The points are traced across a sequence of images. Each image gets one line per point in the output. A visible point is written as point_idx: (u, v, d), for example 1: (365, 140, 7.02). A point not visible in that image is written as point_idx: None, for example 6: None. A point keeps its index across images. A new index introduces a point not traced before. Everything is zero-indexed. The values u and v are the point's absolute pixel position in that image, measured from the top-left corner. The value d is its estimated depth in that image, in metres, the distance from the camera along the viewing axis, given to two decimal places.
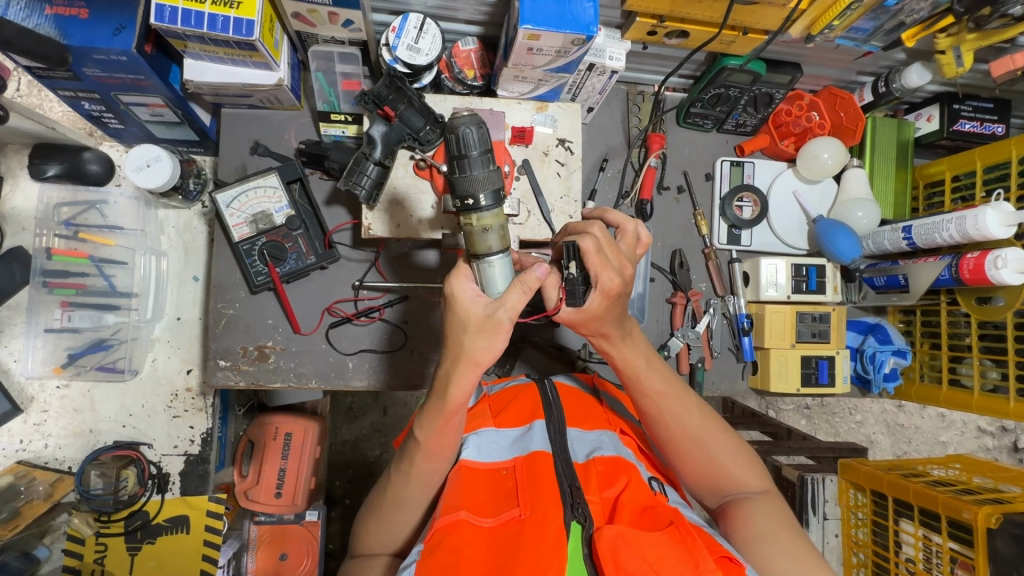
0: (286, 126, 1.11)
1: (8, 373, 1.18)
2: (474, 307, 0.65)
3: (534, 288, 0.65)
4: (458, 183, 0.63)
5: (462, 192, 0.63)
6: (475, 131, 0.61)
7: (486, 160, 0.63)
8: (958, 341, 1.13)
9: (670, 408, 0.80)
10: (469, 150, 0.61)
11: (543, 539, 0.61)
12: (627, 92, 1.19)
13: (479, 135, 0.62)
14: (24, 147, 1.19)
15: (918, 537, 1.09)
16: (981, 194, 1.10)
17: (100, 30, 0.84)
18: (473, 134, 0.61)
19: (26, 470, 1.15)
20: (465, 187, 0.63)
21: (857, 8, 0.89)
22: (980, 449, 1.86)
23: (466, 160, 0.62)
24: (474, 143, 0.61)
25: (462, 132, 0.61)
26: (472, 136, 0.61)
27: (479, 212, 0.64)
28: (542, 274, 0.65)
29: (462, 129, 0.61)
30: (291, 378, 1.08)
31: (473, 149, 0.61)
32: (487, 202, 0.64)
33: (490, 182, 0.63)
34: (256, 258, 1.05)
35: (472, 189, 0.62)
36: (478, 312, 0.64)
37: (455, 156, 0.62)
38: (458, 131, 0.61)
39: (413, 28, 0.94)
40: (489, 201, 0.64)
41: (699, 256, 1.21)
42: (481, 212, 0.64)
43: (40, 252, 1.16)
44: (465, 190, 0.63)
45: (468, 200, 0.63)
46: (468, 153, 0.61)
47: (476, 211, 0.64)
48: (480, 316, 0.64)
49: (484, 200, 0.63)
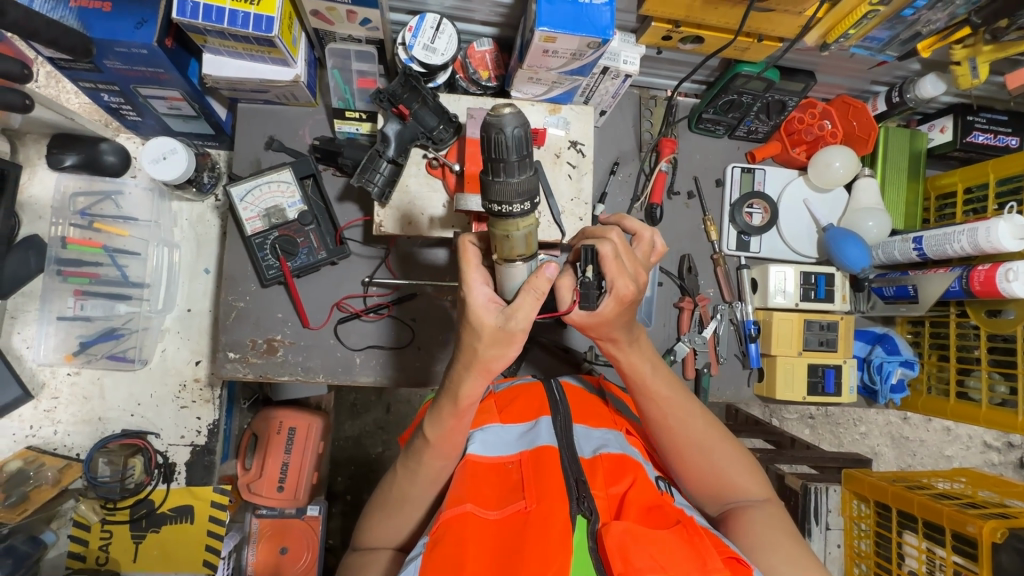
0: (301, 122, 1.12)
1: (21, 359, 1.20)
2: (486, 316, 0.65)
3: (545, 292, 0.64)
4: (494, 188, 0.55)
5: (497, 197, 0.56)
6: (518, 130, 0.52)
7: (526, 165, 0.54)
8: (966, 353, 1.13)
9: (673, 413, 0.81)
10: (508, 155, 0.53)
11: (549, 531, 0.61)
12: (639, 96, 1.20)
13: (521, 136, 0.52)
14: (43, 137, 1.21)
15: (922, 550, 1.09)
16: (994, 206, 1.09)
17: (122, 23, 0.86)
18: (515, 134, 0.52)
19: (36, 455, 1.17)
20: (500, 193, 0.56)
21: (873, 17, 0.89)
22: (986, 464, 1.85)
23: (505, 164, 0.53)
24: (514, 146, 0.52)
25: (504, 135, 0.51)
26: (513, 139, 0.52)
27: (514, 219, 0.58)
28: (552, 275, 0.63)
29: (504, 130, 0.51)
30: (299, 371, 1.08)
31: (512, 153, 0.53)
32: (523, 208, 0.57)
33: (528, 187, 0.56)
34: (267, 252, 1.06)
35: (507, 196, 0.55)
36: (491, 322, 0.64)
37: (491, 158, 0.53)
38: (497, 130, 0.51)
39: (430, 28, 0.95)
40: (524, 207, 0.57)
41: (708, 262, 1.21)
42: (516, 217, 0.58)
43: (56, 240, 1.17)
44: (501, 196, 0.55)
45: (503, 206, 0.56)
46: (505, 157, 0.53)
47: (512, 217, 0.58)
48: (493, 327, 0.64)
49: (520, 206, 0.57)
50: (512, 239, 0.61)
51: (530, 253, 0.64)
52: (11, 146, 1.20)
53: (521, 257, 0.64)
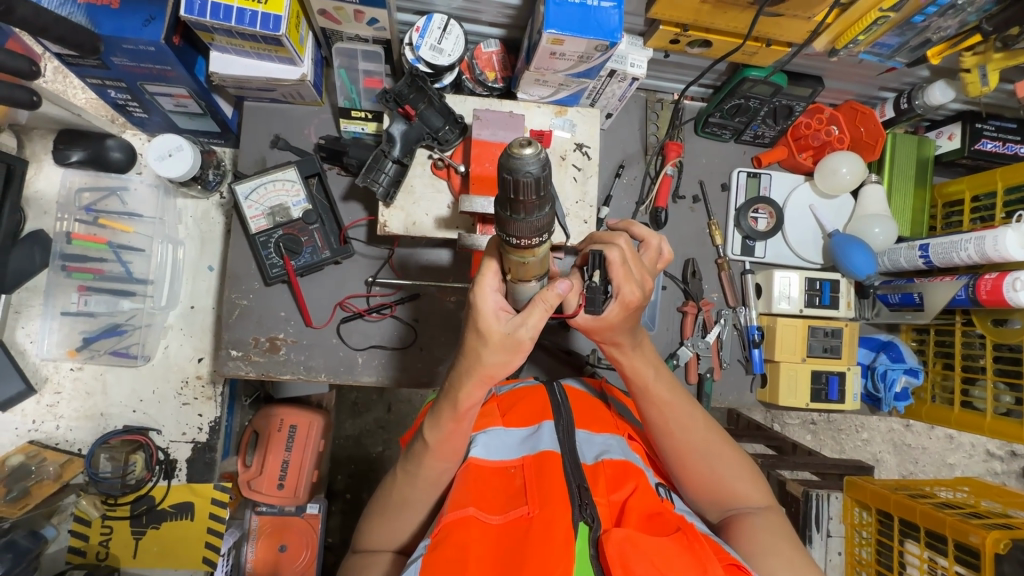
0: (306, 121, 1.12)
1: (24, 353, 1.20)
2: (496, 324, 0.64)
3: (555, 304, 0.64)
4: (512, 225, 0.56)
5: (515, 232, 0.57)
6: (537, 173, 0.50)
7: (542, 204, 0.54)
8: (971, 362, 1.12)
9: (676, 418, 0.80)
10: (526, 197, 0.52)
11: (552, 537, 0.61)
12: (646, 99, 1.19)
13: (538, 180, 0.51)
14: (50, 133, 1.22)
15: (923, 559, 1.08)
16: (1001, 215, 1.08)
17: (130, 20, 0.86)
18: (533, 178, 0.50)
19: (38, 450, 1.18)
20: (515, 229, 0.56)
21: (883, 23, 0.88)
22: (987, 473, 1.84)
23: (523, 204, 0.53)
24: (532, 189, 0.51)
25: (522, 179, 0.50)
26: (530, 181, 0.50)
27: (533, 249, 0.60)
28: (563, 290, 0.64)
29: (523, 174, 0.49)
30: (300, 370, 1.08)
31: (531, 195, 0.52)
32: (540, 240, 0.58)
33: (543, 224, 0.56)
34: (272, 251, 1.06)
35: (526, 233, 0.56)
36: (500, 330, 0.64)
37: (509, 199, 0.52)
38: (514, 175, 0.50)
39: (437, 29, 0.95)
40: (540, 240, 0.58)
41: (712, 266, 1.20)
42: (534, 248, 0.60)
43: (61, 236, 1.18)
44: (519, 231, 0.56)
45: (520, 241, 0.58)
46: (522, 199, 0.52)
47: (530, 248, 0.59)
48: (501, 334, 0.64)
49: (537, 239, 0.58)
50: (527, 263, 0.63)
51: (543, 272, 0.67)
52: (17, 141, 1.20)
53: (535, 277, 0.66)
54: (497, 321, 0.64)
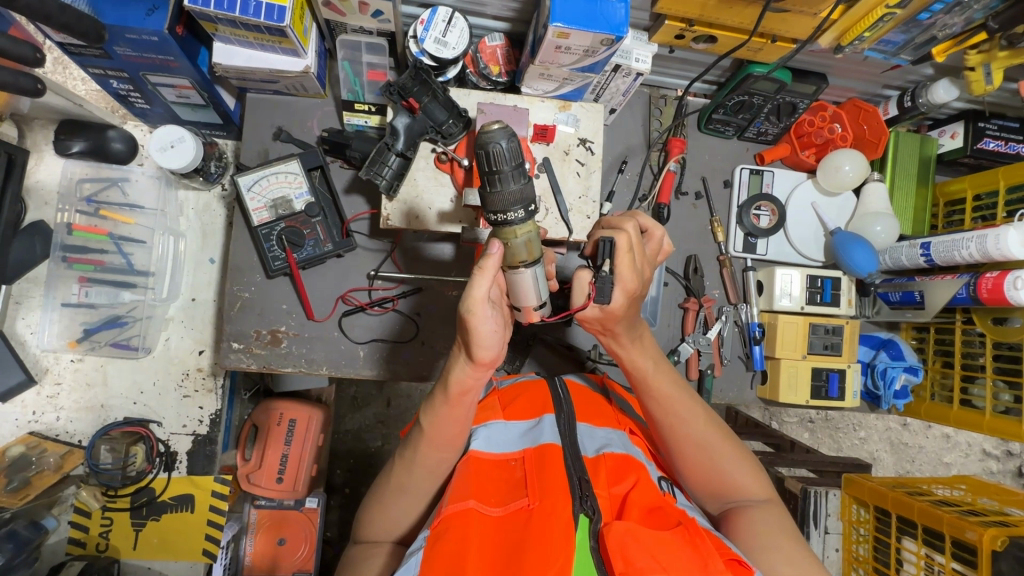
0: (310, 113, 1.11)
1: (24, 344, 1.20)
2: (478, 288, 0.64)
3: (485, 267, 0.63)
4: (492, 198, 0.61)
5: (494, 207, 0.62)
6: (506, 143, 0.58)
7: (519, 174, 0.60)
8: (971, 360, 1.13)
9: (675, 410, 0.81)
10: (501, 166, 0.59)
11: (552, 529, 0.61)
12: (650, 95, 1.19)
13: (511, 149, 0.58)
14: (51, 122, 1.21)
15: (920, 556, 1.09)
16: (1003, 214, 1.08)
17: (133, 10, 0.86)
18: (504, 148, 0.58)
19: (38, 441, 1.18)
20: (497, 202, 0.61)
21: (890, 19, 0.88)
22: (984, 472, 1.85)
23: (500, 174, 0.59)
24: (506, 157, 0.58)
25: (493, 149, 0.58)
26: (501, 150, 0.58)
27: (512, 225, 0.64)
28: (496, 251, 0.63)
29: (495, 144, 0.57)
30: (302, 363, 1.08)
31: (505, 163, 0.59)
32: (518, 215, 0.63)
33: (522, 196, 0.61)
34: (274, 243, 1.06)
35: (504, 204, 0.61)
36: (479, 292, 0.64)
37: (486, 172, 0.59)
38: (489, 146, 0.58)
39: (441, 22, 0.94)
40: (519, 214, 0.63)
41: (714, 263, 1.20)
42: (513, 225, 0.63)
43: (61, 227, 1.17)
44: (498, 205, 0.61)
45: (500, 215, 0.62)
46: (500, 168, 0.59)
47: (511, 225, 0.63)
48: (481, 297, 0.64)
49: (515, 214, 0.62)
50: (512, 246, 0.65)
51: (534, 258, 0.67)
52: (18, 131, 1.20)
53: (524, 263, 0.67)
54: (483, 280, 0.64)
